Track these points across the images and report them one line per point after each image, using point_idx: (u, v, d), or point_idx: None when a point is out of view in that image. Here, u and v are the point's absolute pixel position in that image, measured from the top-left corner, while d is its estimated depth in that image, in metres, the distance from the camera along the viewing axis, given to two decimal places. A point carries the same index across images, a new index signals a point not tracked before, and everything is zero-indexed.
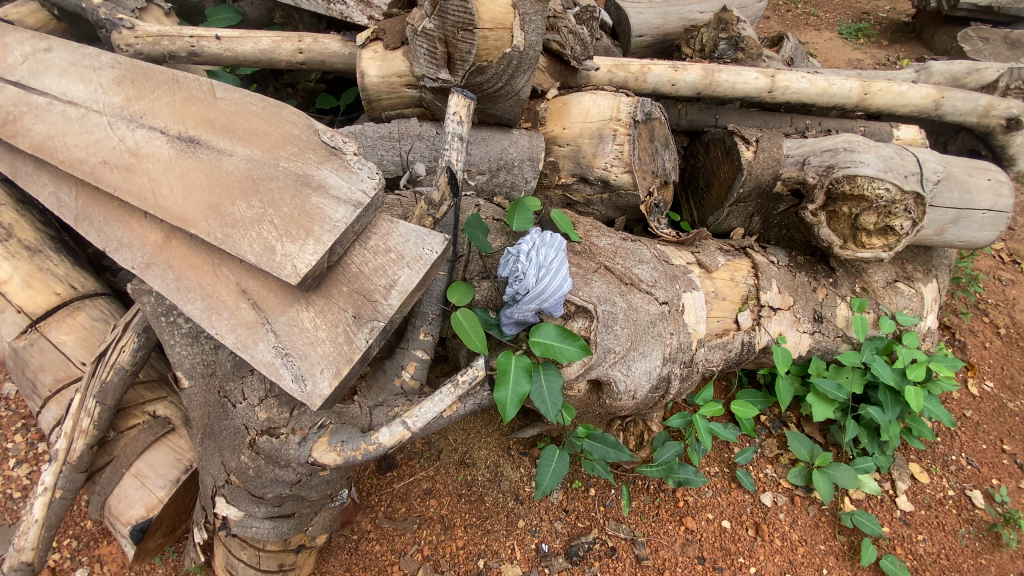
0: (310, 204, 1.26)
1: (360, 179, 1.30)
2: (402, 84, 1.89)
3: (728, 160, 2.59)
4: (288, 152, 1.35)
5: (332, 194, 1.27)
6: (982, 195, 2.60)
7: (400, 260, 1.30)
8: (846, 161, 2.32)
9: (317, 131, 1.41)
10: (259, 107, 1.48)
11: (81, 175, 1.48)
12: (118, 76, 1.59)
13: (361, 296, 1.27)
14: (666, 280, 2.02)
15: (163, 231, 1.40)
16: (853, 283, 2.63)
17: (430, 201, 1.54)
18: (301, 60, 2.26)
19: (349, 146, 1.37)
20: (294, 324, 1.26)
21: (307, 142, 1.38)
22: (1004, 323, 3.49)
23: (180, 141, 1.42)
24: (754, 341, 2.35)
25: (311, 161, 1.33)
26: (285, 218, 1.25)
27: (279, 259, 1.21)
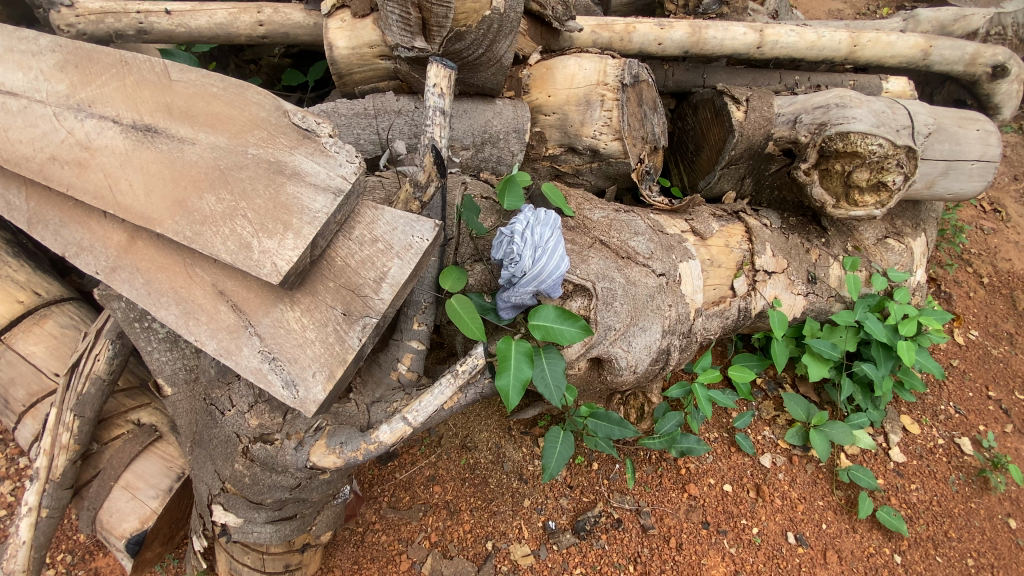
0: (285, 194, 1.16)
1: (338, 164, 1.20)
2: (374, 55, 1.76)
3: (718, 121, 2.50)
4: (256, 137, 1.24)
5: (309, 181, 1.17)
6: (971, 146, 2.58)
7: (389, 250, 1.22)
8: (838, 117, 2.26)
9: (286, 112, 1.28)
10: (220, 87, 1.34)
11: (30, 174, 1.35)
12: (59, 61, 1.42)
13: (349, 291, 1.19)
14: (662, 251, 1.97)
15: (126, 232, 1.29)
16: (845, 242, 2.61)
17: (416, 184, 1.43)
18: (263, 34, 2.09)
19: (323, 127, 1.26)
20: (280, 324, 1.18)
21: (276, 126, 1.26)
22: (987, 272, 3.55)
23: (135, 130, 1.30)
24: (751, 306, 2.33)
25: (282, 146, 1.22)
26: (259, 211, 1.15)
27: (257, 257, 1.12)
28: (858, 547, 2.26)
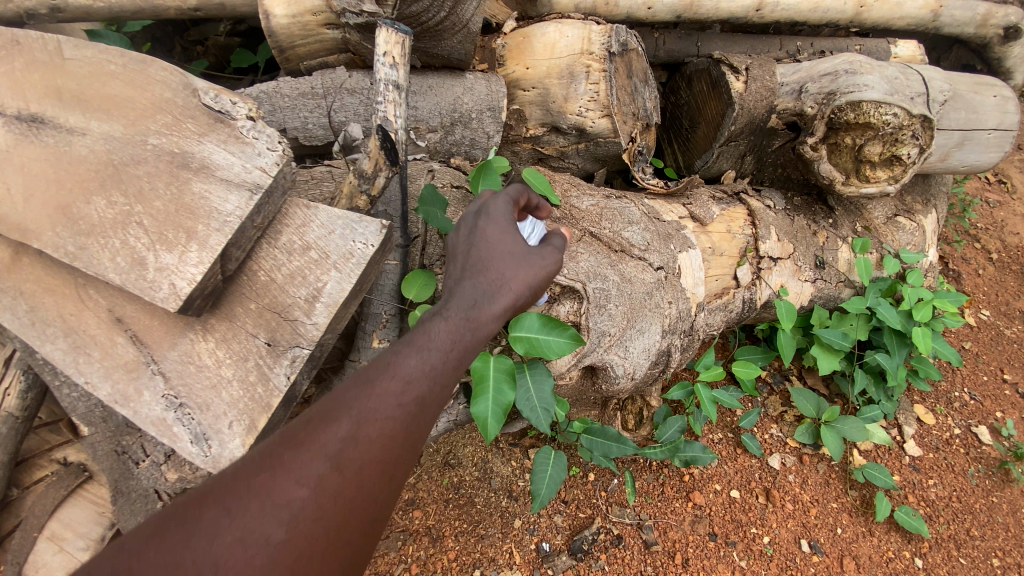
0: (189, 193, 0.97)
1: (254, 153, 1.01)
2: (318, 23, 1.50)
3: (715, 94, 2.28)
4: (158, 124, 1.01)
5: (219, 177, 0.98)
6: (987, 114, 2.38)
7: (324, 261, 1.08)
8: (848, 85, 2.04)
9: (195, 91, 1.03)
10: (119, 64, 1.07)
11: None
12: None
13: (275, 315, 1.07)
14: (660, 241, 1.75)
15: (8, 248, 1.07)
16: (854, 222, 2.41)
17: (361, 174, 1.19)
18: (195, 7, 1.85)
19: (240, 108, 1.04)
20: (189, 356, 1.06)
21: (183, 109, 1.02)
22: (996, 248, 3.38)
23: (20, 123, 1.04)
24: (756, 297, 2.13)
25: (189, 134, 1.01)
26: (157, 217, 0.96)
27: (153, 275, 0.94)
28: (875, 551, 2.11)
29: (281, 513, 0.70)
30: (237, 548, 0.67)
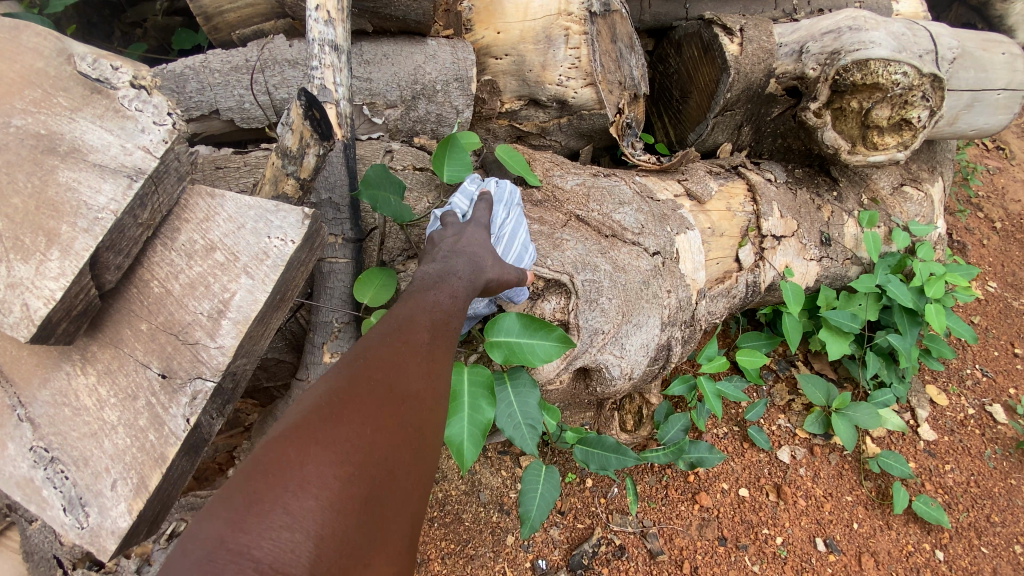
0: (54, 185, 0.86)
1: (136, 130, 0.90)
2: None
3: (708, 59, 2.08)
4: (25, 100, 0.88)
5: (92, 162, 0.88)
6: (998, 72, 2.21)
7: (233, 262, 0.98)
8: (853, 42, 1.85)
9: (72, 56, 0.91)
10: None
11: None
12: None
13: (169, 338, 0.97)
14: (654, 223, 1.57)
15: None
16: (860, 194, 2.25)
17: (285, 153, 1.03)
18: None
19: (123, 74, 0.92)
20: (63, 395, 0.98)
21: (54, 79, 0.89)
22: (999, 216, 3.26)
23: None
24: (759, 280, 1.97)
25: (57, 114, 0.88)
26: (15, 218, 0.85)
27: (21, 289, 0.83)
28: (895, 546, 1.97)
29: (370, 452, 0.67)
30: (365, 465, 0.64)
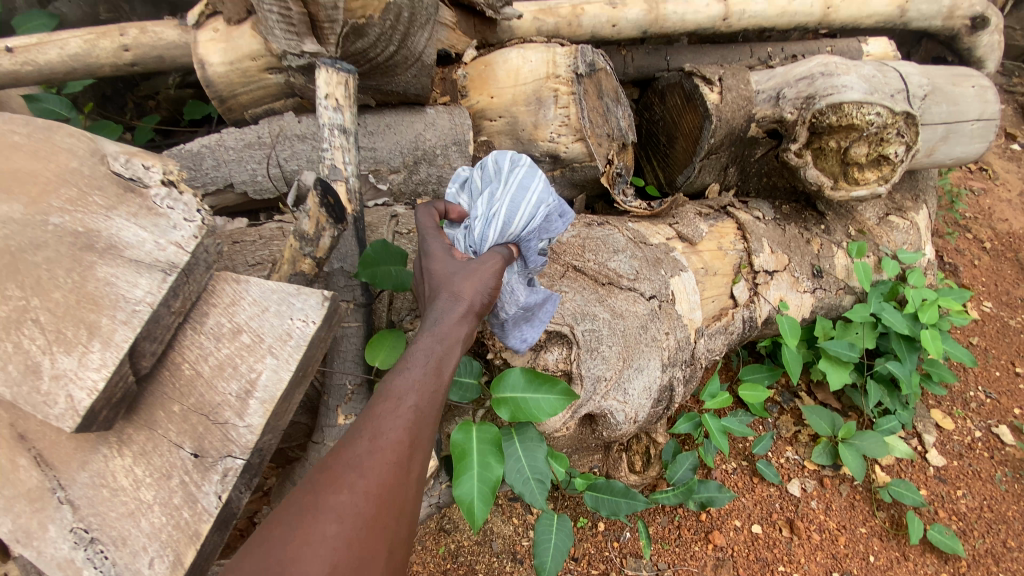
0: (92, 282, 0.86)
1: (169, 228, 0.90)
2: (259, 69, 1.38)
3: (690, 107, 2.20)
4: (58, 199, 0.88)
5: (129, 257, 0.88)
6: (968, 105, 2.32)
7: (258, 345, 1.03)
8: (826, 87, 1.97)
9: (105, 156, 0.91)
10: (25, 134, 0.96)
11: None
12: None
13: (202, 416, 1.01)
14: (649, 268, 1.64)
15: None
16: (847, 226, 2.33)
17: (303, 237, 1.11)
18: (130, 61, 1.70)
19: (155, 172, 0.92)
20: (101, 477, 0.98)
21: (87, 179, 0.90)
22: (987, 237, 3.34)
23: None
24: (756, 315, 2.02)
25: (95, 209, 0.88)
26: (53, 317, 0.84)
27: (51, 383, 0.82)
28: None
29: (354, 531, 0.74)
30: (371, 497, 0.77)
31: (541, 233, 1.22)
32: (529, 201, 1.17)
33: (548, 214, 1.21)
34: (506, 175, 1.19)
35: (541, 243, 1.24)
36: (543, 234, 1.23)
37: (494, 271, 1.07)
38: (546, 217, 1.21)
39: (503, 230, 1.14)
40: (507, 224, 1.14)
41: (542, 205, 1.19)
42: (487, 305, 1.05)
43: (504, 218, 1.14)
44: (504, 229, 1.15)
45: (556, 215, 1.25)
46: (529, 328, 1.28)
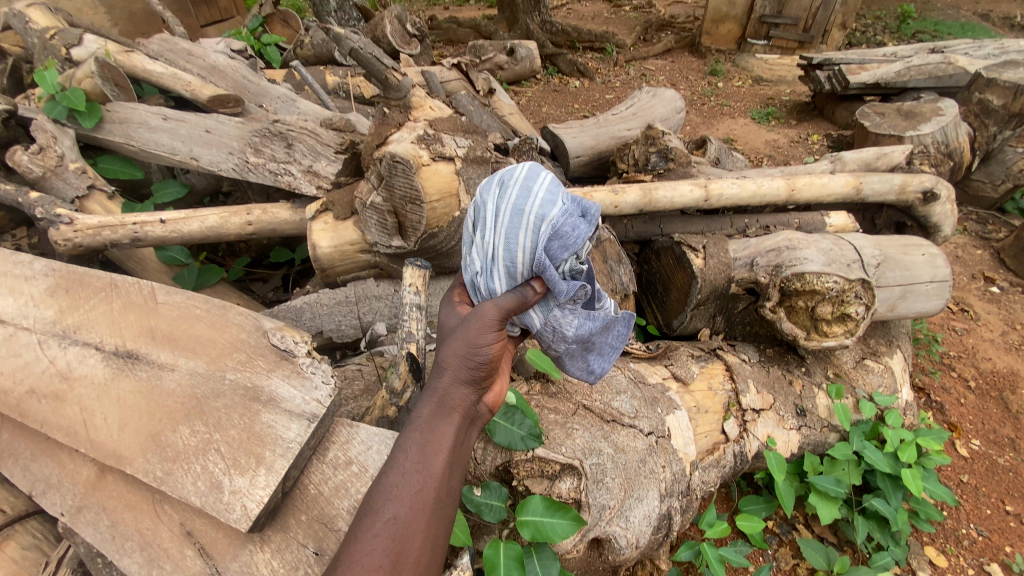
0: (259, 423, 1.18)
1: (313, 386, 1.23)
2: (355, 250, 1.92)
3: (680, 268, 2.67)
4: (234, 361, 1.28)
5: (285, 408, 1.20)
6: (920, 270, 2.71)
7: (365, 472, 1.25)
8: (791, 258, 2.44)
9: (266, 332, 1.34)
10: (204, 309, 1.42)
11: (5, 408, 1.35)
12: (51, 286, 1.61)
13: (321, 526, 1.18)
14: (647, 407, 1.97)
15: (95, 466, 1.27)
16: (825, 369, 2.66)
17: (393, 390, 1.48)
18: (250, 231, 2.22)
19: (301, 346, 1.31)
20: (247, 568, 1.14)
21: (255, 348, 1.31)
22: (972, 375, 3.49)
23: (117, 358, 1.35)
24: (746, 450, 2.29)
25: (259, 369, 1.27)
26: (232, 445, 1.14)
27: (229, 496, 1.08)
28: None
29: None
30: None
31: (559, 249, 1.22)
32: (524, 227, 1.20)
33: (554, 225, 1.20)
34: (496, 206, 1.24)
35: (565, 258, 1.24)
36: (562, 247, 1.22)
37: (490, 329, 1.15)
38: (552, 231, 1.20)
39: (511, 271, 1.23)
40: (511, 265, 1.23)
41: (540, 223, 1.20)
42: (483, 366, 1.14)
43: (505, 259, 1.22)
44: (511, 271, 1.24)
45: (567, 217, 1.22)
46: (597, 358, 1.51)
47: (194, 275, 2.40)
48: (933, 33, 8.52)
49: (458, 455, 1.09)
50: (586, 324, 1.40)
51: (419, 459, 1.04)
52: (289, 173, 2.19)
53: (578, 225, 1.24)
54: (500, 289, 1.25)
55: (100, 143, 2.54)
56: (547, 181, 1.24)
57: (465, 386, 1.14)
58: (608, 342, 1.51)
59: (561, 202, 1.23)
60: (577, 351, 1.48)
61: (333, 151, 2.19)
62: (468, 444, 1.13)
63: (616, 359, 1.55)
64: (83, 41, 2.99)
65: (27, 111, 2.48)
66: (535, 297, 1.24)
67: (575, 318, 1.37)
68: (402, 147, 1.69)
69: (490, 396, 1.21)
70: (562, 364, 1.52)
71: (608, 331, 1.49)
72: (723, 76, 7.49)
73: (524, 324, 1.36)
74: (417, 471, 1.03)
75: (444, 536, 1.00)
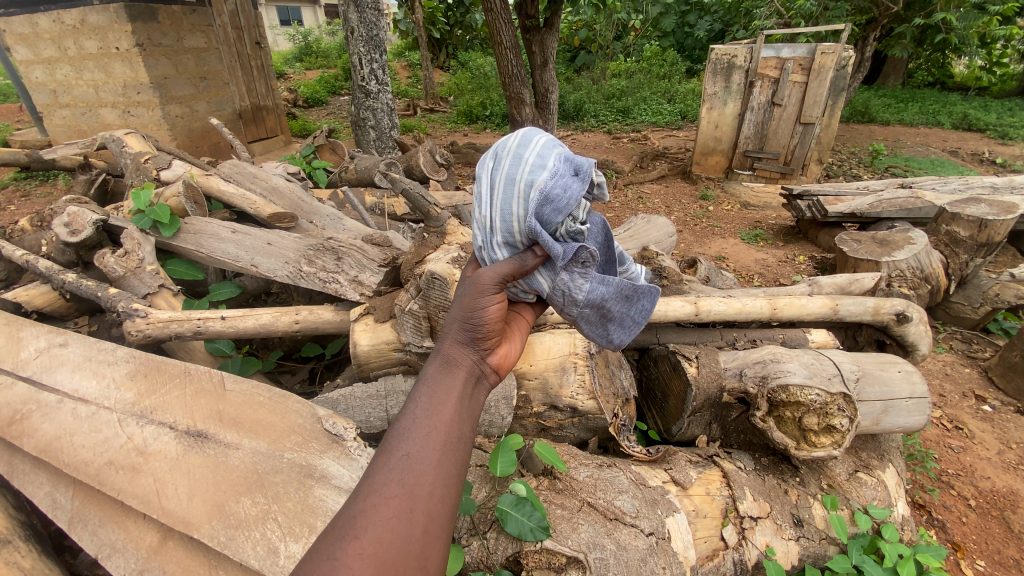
0: (313, 496, 1.68)
1: (357, 466, 1.78)
2: (389, 349, 2.25)
3: (676, 375, 2.91)
4: (292, 442, 1.86)
5: (334, 483, 1.72)
6: (899, 386, 2.93)
7: None
8: (775, 370, 2.69)
9: (318, 419, 1.95)
10: (265, 396, 2.05)
11: (84, 475, 1.78)
12: (130, 370, 2.18)
13: None
14: (647, 507, 2.10)
15: (159, 533, 1.67)
16: (818, 479, 2.76)
17: None
18: (296, 329, 2.57)
19: (347, 431, 1.89)
20: None
21: (309, 431, 1.90)
22: (971, 494, 3.47)
23: (188, 436, 1.88)
24: (745, 558, 2.34)
25: (314, 450, 1.83)
26: (288, 514, 1.63)
27: (283, 558, 1.52)
28: None
29: (371, 535, 0.97)
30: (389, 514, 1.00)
31: (551, 213, 1.44)
32: (516, 195, 1.44)
33: (542, 189, 1.43)
34: (493, 178, 1.50)
35: (558, 221, 1.46)
36: (554, 210, 1.44)
37: (486, 293, 1.37)
38: (542, 195, 1.43)
39: (511, 240, 1.48)
40: (509, 235, 1.47)
41: (530, 189, 1.44)
42: (480, 326, 1.35)
43: (503, 230, 1.48)
44: (511, 240, 1.48)
45: (554, 179, 1.45)
46: (617, 327, 1.70)
47: (237, 366, 2.64)
48: (904, 168, 9.42)
49: (466, 404, 1.23)
50: (596, 290, 1.60)
51: (428, 408, 1.18)
52: (336, 281, 2.64)
53: (566, 187, 1.45)
54: (503, 256, 1.50)
55: (173, 249, 3.04)
56: (535, 151, 1.48)
57: (466, 347, 1.32)
58: (628, 314, 1.69)
59: (549, 167, 1.46)
60: (596, 318, 1.68)
61: (377, 265, 2.67)
62: (474, 398, 1.27)
63: (638, 332, 1.71)
64: (171, 166, 3.65)
65: (118, 222, 3.03)
66: (535, 261, 1.47)
67: (584, 282, 1.58)
68: (440, 267, 2.07)
69: (494, 359, 1.37)
70: (584, 331, 1.71)
71: (627, 303, 1.67)
72: (713, 201, 8.28)
73: (535, 290, 1.59)
74: (427, 414, 1.16)
75: (455, 471, 1.11)
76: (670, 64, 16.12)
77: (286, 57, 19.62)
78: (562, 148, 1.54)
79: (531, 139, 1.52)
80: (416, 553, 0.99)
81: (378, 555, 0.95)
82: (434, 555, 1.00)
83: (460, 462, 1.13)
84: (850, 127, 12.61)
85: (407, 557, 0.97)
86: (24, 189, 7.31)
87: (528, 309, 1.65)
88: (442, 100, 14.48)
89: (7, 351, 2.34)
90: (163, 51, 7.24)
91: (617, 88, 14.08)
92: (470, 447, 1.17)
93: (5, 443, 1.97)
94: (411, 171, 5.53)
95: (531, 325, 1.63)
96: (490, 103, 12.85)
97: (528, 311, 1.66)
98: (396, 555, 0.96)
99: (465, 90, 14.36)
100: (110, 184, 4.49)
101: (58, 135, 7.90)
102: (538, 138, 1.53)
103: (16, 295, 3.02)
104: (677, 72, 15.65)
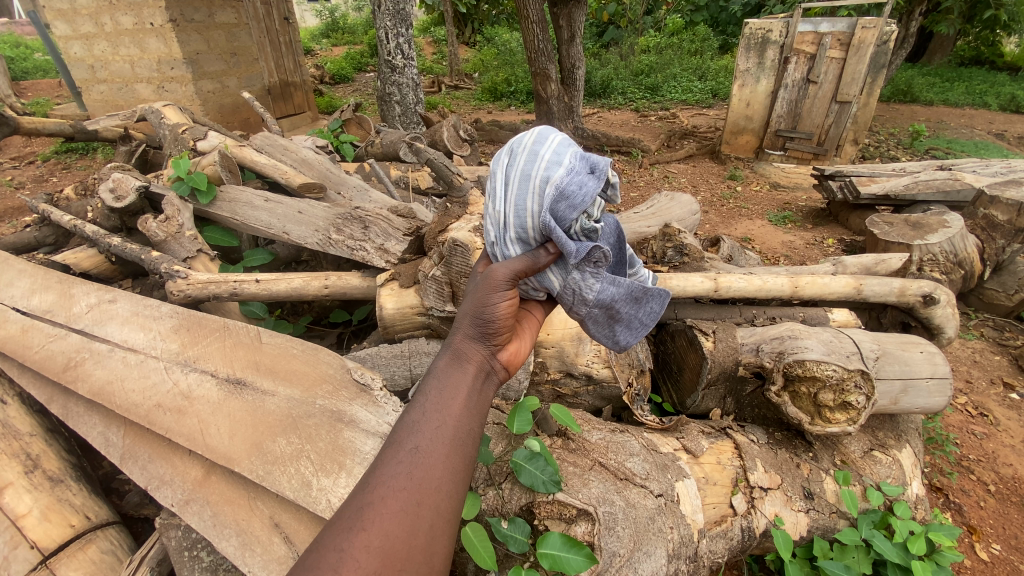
0: (342, 438, 1.80)
1: (385, 412, 1.89)
2: (413, 313, 2.38)
3: (693, 349, 2.94)
4: (323, 391, 1.98)
5: (361, 427, 1.84)
6: (920, 366, 2.90)
7: None
8: (793, 347, 2.70)
9: (348, 370, 2.07)
10: (298, 349, 2.18)
11: (134, 416, 1.95)
12: (174, 325, 2.34)
13: None
14: (658, 471, 2.18)
15: (202, 468, 1.83)
16: (832, 455, 2.75)
17: None
18: (326, 293, 2.70)
19: (374, 383, 2.01)
20: None
21: (339, 380, 2.03)
22: (992, 479, 3.43)
23: (228, 383, 2.04)
24: (753, 526, 2.38)
25: (343, 397, 1.96)
26: (320, 455, 1.75)
27: (315, 492, 1.66)
28: None
29: (379, 528, 1.01)
30: (397, 505, 1.05)
31: (566, 209, 1.48)
32: (531, 191, 1.48)
33: (558, 186, 1.46)
34: (508, 173, 1.53)
35: (572, 217, 1.49)
36: (569, 207, 1.47)
37: (498, 290, 1.40)
38: (557, 191, 1.47)
39: (524, 236, 1.52)
40: (523, 230, 1.51)
41: (545, 186, 1.47)
42: (491, 322, 1.38)
43: (516, 225, 1.51)
44: (523, 236, 1.52)
45: (570, 177, 1.48)
46: (624, 329, 1.74)
47: (270, 326, 2.85)
48: (944, 151, 9.02)
49: (475, 399, 1.27)
50: (607, 290, 1.64)
51: (436, 403, 1.22)
52: (363, 249, 2.76)
53: (582, 183, 1.48)
54: (515, 252, 1.54)
55: (210, 216, 3.21)
56: (551, 148, 1.51)
57: (477, 343, 1.37)
58: (636, 316, 1.73)
59: (565, 164, 1.49)
60: (603, 319, 1.72)
61: (401, 234, 2.75)
62: (483, 393, 1.31)
63: (645, 335, 1.76)
64: (207, 138, 3.82)
65: (158, 189, 3.19)
66: (547, 258, 1.49)
67: (595, 283, 1.61)
68: (462, 235, 2.14)
69: (504, 355, 1.42)
70: (590, 330, 1.76)
71: (636, 305, 1.71)
72: (741, 181, 8.10)
73: (546, 288, 1.63)
74: (436, 409, 1.21)
75: (462, 466, 1.16)
76: (703, 41, 15.67)
77: (313, 33, 19.69)
78: (577, 145, 1.56)
79: (547, 136, 1.54)
80: (421, 547, 1.03)
81: (384, 548, 1.00)
82: (440, 550, 1.05)
83: (467, 460, 1.17)
84: (891, 107, 12.08)
85: (413, 551, 1.02)
86: (66, 160, 7.63)
87: (538, 307, 1.69)
88: (466, 76, 14.36)
89: (61, 305, 2.54)
90: (196, 27, 7.38)
91: (645, 65, 13.76)
92: (478, 443, 1.22)
93: (61, 388, 2.18)
94: (435, 145, 5.57)
95: (541, 324, 1.67)
96: (515, 79, 12.71)
97: (538, 309, 1.70)
98: (402, 548, 1.01)
99: (490, 67, 14.23)
100: (149, 155, 4.71)
101: (96, 111, 8.18)
102: (553, 135, 1.56)
103: (65, 257, 3.24)
104: (709, 48, 15.13)
